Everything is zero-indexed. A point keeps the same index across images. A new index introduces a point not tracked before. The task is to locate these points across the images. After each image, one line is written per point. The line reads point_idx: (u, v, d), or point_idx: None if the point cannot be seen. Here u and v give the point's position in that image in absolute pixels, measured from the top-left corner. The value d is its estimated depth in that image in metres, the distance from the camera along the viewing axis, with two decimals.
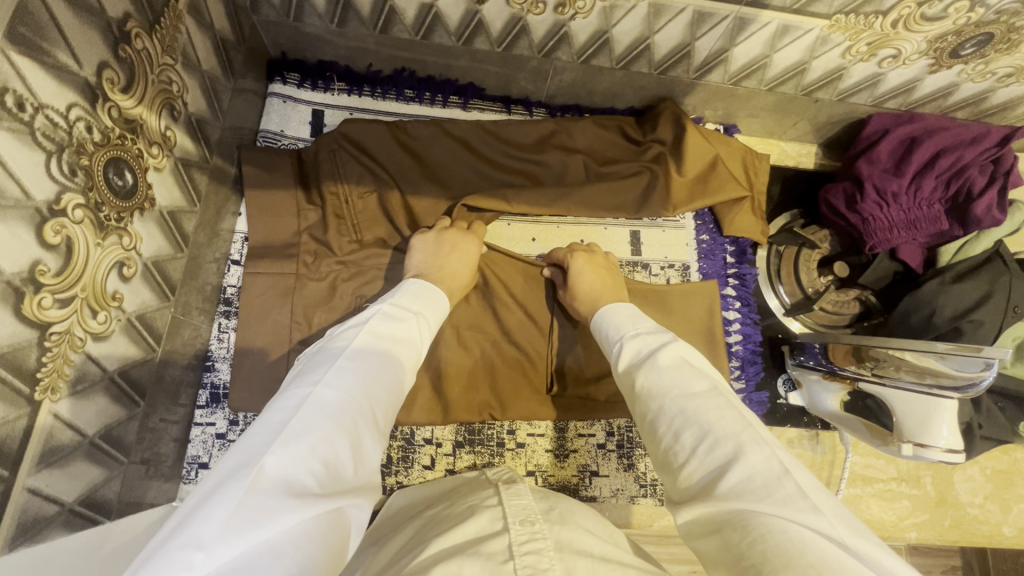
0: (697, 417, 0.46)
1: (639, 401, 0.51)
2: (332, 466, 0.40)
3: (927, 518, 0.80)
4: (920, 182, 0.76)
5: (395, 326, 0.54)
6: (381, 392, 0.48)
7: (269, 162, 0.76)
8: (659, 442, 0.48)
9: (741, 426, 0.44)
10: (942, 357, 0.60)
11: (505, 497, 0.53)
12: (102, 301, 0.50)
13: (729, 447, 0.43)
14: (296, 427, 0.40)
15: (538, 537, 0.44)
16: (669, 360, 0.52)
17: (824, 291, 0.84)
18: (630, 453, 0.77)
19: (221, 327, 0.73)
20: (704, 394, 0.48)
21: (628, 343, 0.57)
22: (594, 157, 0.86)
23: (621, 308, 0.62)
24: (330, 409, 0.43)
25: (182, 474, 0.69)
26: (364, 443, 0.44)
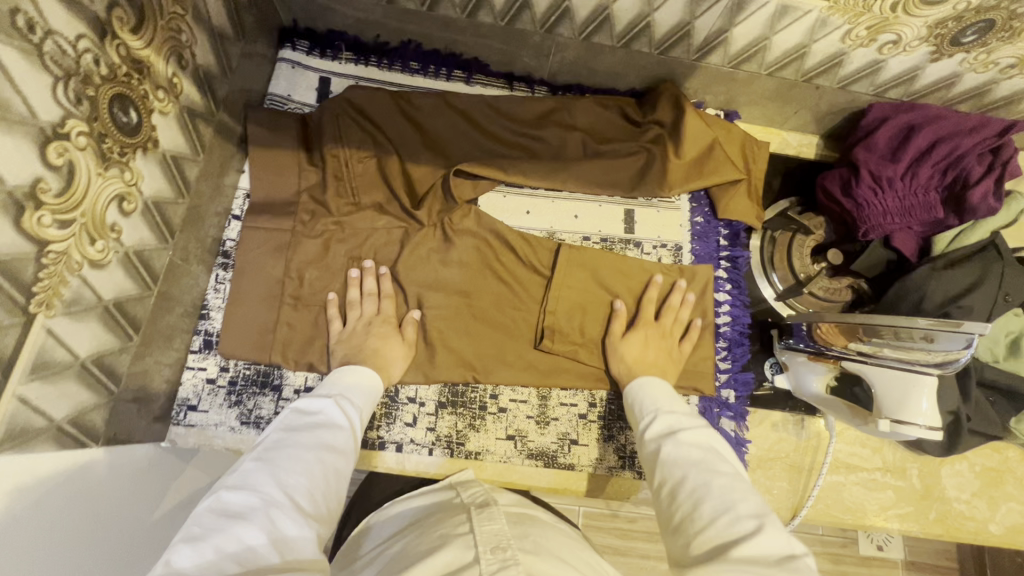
0: (720, 492, 0.49)
1: (662, 469, 0.55)
2: (249, 559, 0.41)
3: (912, 510, 0.79)
4: (916, 169, 0.75)
5: (312, 419, 0.57)
6: (302, 478, 0.49)
7: (275, 122, 0.78)
8: (673, 512, 0.51)
9: (764, 510, 0.48)
10: (926, 337, 0.59)
11: (476, 521, 0.55)
12: (101, 230, 0.52)
13: (751, 524, 0.46)
14: (198, 531, 0.42)
15: (510, 565, 0.48)
16: (702, 440, 0.56)
17: (816, 276, 0.83)
18: (611, 425, 0.77)
19: (218, 278, 0.75)
20: (734, 476, 0.52)
21: (663, 417, 0.61)
22: (592, 135, 0.88)
23: (657, 386, 0.68)
24: (240, 506, 0.45)
25: (172, 415, 0.70)
26: (283, 521, 0.45)
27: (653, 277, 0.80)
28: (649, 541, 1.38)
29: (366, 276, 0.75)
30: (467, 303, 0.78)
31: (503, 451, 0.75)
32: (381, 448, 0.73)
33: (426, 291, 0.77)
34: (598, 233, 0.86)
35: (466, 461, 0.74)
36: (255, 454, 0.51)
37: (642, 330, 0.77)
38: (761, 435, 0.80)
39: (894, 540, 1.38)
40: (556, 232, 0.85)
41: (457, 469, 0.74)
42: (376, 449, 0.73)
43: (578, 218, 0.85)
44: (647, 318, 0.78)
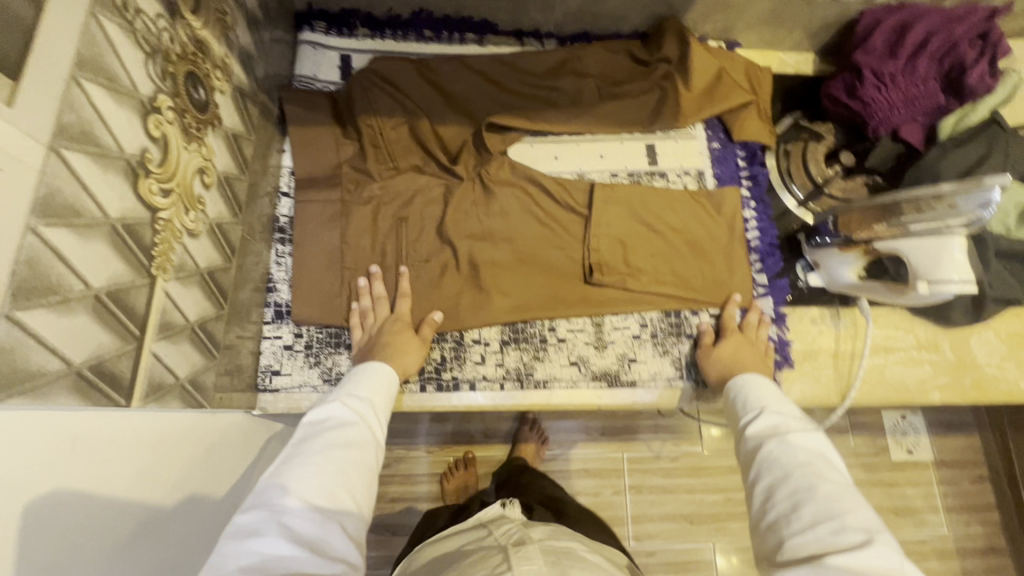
0: (827, 502, 0.51)
1: (759, 470, 0.57)
2: (278, 564, 0.44)
3: (948, 380, 0.85)
4: (915, 63, 0.81)
5: (320, 422, 0.58)
6: (315, 481, 0.51)
7: (308, 101, 0.82)
8: (767, 512, 0.54)
9: (873, 525, 0.49)
10: (947, 203, 0.63)
11: (515, 562, 0.64)
12: (191, 200, 0.56)
13: (859, 538, 0.48)
14: (223, 553, 0.45)
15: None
16: (806, 444, 0.57)
17: (832, 178, 0.89)
18: (664, 340, 0.81)
19: (278, 252, 0.78)
20: (841, 483, 0.54)
21: (770, 418, 0.62)
22: (605, 79, 0.92)
23: (762, 384, 0.68)
24: (259, 519, 0.47)
25: (258, 381, 0.74)
26: (300, 528, 0.47)
27: (735, 296, 0.81)
28: (693, 475, 1.44)
29: (374, 281, 0.76)
30: (500, 278, 0.80)
31: (568, 377, 0.79)
32: (457, 388, 0.77)
33: (474, 241, 0.81)
34: (624, 169, 0.89)
35: (537, 390, 0.78)
36: (272, 472, 0.53)
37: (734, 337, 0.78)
38: (802, 332, 0.85)
39: (922, 443, 1.45)
40: (585, 172, 0.89)
41: (529, 399, 0.78)
42: (451, 390, 0.77)
43: (604, 156, 0.89)
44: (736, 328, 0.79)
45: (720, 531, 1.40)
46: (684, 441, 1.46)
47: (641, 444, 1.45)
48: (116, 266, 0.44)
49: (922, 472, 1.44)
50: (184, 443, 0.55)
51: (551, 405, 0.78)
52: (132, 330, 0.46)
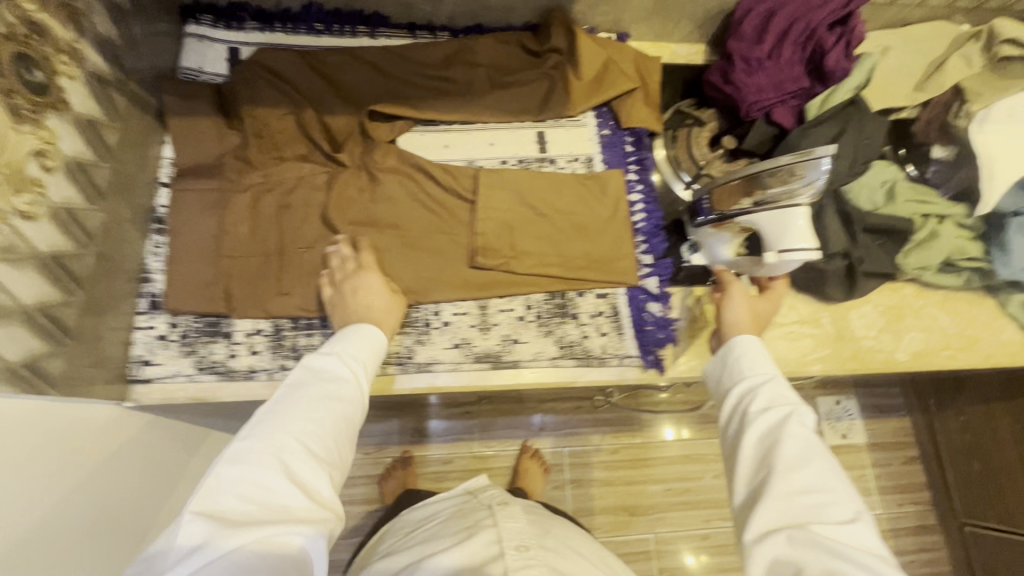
0: (819, 480, 0.55)
1: (756, 439, 0.58)
2: (272, 500, 0.48)
3: (829, 352, 0.88)
4: (779, 49, 0.85)
5: (310, 368, 0.60)
6: (310, 427, 0.54)
7: (188, 92, 0.82)
8: (754, 474, 0.57)
9: (852, 501, 0.54)
10: (794, 172, 0.68)
11: (503, 518, 0.74)
12: (23, 182, 0.55)
13: (846, 515, 0.53)
14: (217, 482, 0.48)
15: (532, 563, 0.65)
16: (801, 416, 0.59)
17: (713, 161, 0.92)
18: (548, 321, 0.82)
19: (155, 243, 0.78)
20: (828, 458, 0.57)
21: (769, 385, 0.62)
22: (496, 69, 0.94)
23: (751, 344, 0.67)
24: (252, 457, 0.50)
25: (129, 372, 0.73)
26: (298, 472, 0.50)
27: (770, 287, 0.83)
28: (633, 466, 1.46)
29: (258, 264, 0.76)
30: (387, 262, 0.81)
31: (451, 358, 0.79)
32: None
33: (358, 227, 0.82)
34: (514, 156, 0.91)
35: (418, 373, 0.78)
36: (263, 409, 0.55)
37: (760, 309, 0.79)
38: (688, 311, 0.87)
39: (855, 426, 1.49)
40: (475, 160, 0.90)
41: (411, 381, 0.78)
42: None
43: (495, 144, 0.91)
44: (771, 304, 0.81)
45: (660, 521, 1.42)
46: (623, 433, 1.47)
47: (582, 438, 1.46)
48: None
49: (854, 455, 1.47)
50: (22, 426, 0.55)
51: (433, 388, 0.78)
52: None
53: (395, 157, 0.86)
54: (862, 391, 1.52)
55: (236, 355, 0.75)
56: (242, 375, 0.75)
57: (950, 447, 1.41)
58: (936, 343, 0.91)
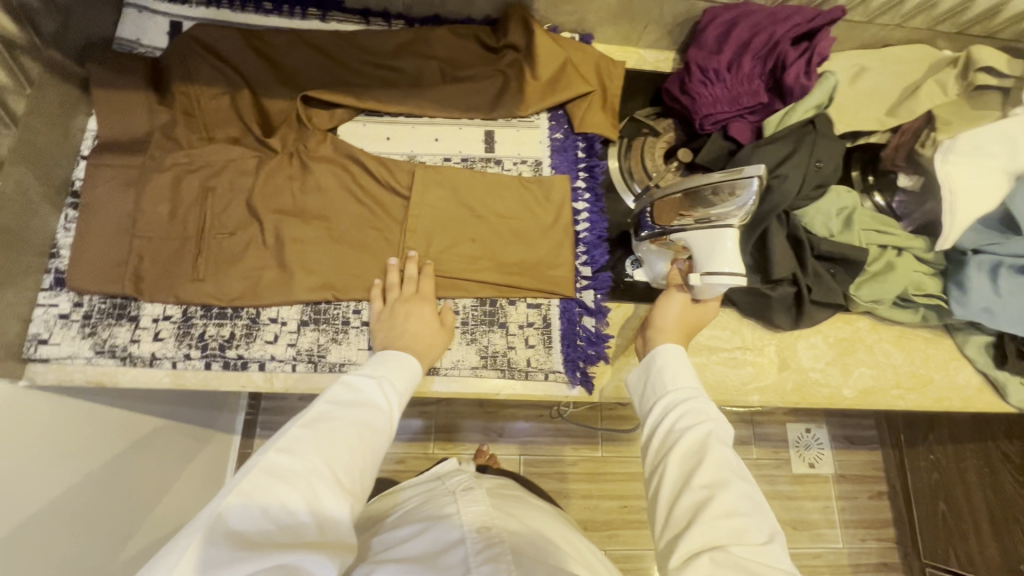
0: (737, 501, 0.53)
1: (677, 458, 0.58)
2: (292, 523, 0.48)
3: (771, 382, 0.84)
4: (739, 61, 0.81)
5: (345, 391, 0.60)
6: (343, 450, 0.53)
7: (118, 63, 0.79)
8: (677, 502, 0.55)
9: (766, 522, 0.53)
10: (723, 191, 0.65)
11: (463, 505, 0.70)
12: None
13: (762, 537, 0.52)
14: (246, 491, 0.48)
15: (495, 541, 0.61)
16: (719, 432, 0.59)
17: (666, 173, 0.88)
18: (474, 329, 0.79)
19: (68, 218, 0.75)
20: (745, 479, 0.56)
21: (691, 400, 0.62)
22: (449, 63, 0.91)
23: (679, 355, 0.67)
24: (293, 471, 0.50)
25: (24, 350, 0.70)
26: (322, 497, 0.50)
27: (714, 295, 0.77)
28: (589, 479, 1.42)
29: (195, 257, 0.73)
30: (311, 255, 0.78)
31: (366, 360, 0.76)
32: (245, 367, 0.73)
33: (283, 216, 0.79)
34: (458, 154, 0.87)
35: (330, 373, 0.74)
36: (300, 421, 0.55)
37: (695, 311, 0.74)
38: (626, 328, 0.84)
39: (824, 456, 1.42)
40: (417, 155, 0.87)
41: (322, 380, 0.74)
42: (238, 369, 0.73)
43: (439, 140, 0.87)
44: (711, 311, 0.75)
45: (611, 538, 1.38)
46: (582, 445, 1.44)
47: (539, 447, 1.42)
48: None
49: (821, 486, 1.40)
50: None
51: None
52: None
53: (333, 146, 0.82)
54: (835, 420, 1.44)
55: (139, 340, 0.72)
56: (143, 362, 0.72)
57: (918, 486, 1.35)
58: (886, 381, 0.86)
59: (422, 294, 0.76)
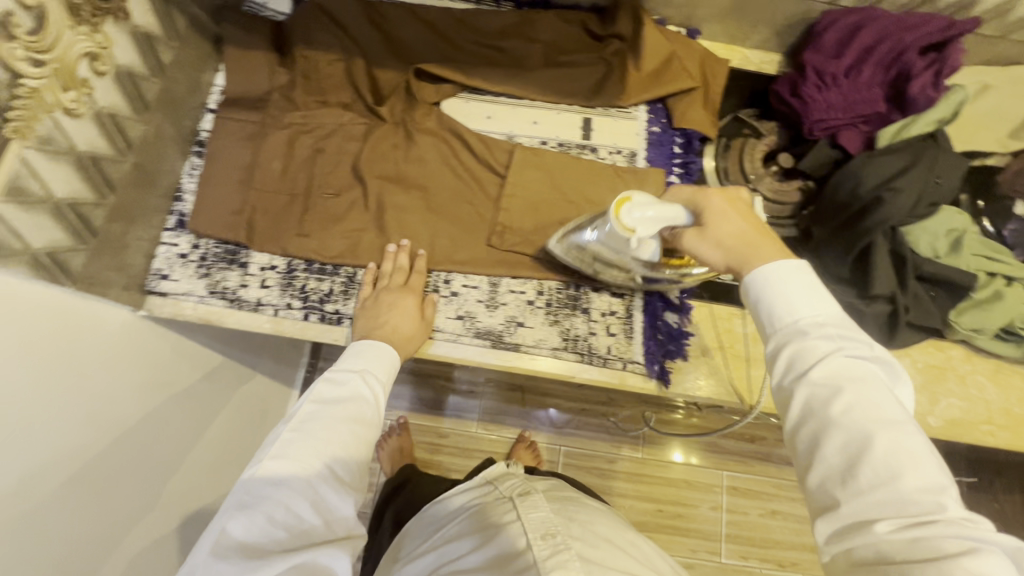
0: (897, 459, 0.42)
1: (794, 411, 0.47)
2: (297, 524, 0.53)
3: None
4: (859, 67, 0.78)
5: (332, 387, 0.63)
6: (336, 449, 0.57)
7: (249, 24, 0.83)
8: (816, 464, 0.44)
9: (943, 480, 0.41)
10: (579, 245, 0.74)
11: (524, 509, 0.72)
12: (73, 81, 0.58)
13: (935, 503, 0.40)
14: (246, 502, 0.52)
15: (560, 549, 0.63)
16: (848, 371, 0.45)
17: (763, 177, 0.87)
18: (557, 311, 0.80)
19: (193, 165, 0.80)
20: (895, 424, 0.43)
21: (802, 337, 0.48)
22: (553, 47, 0.91)
23: (791, 275, 0.50)
24: (285, 479, 0.54)
25: (146, 283, 0.75)
26: (324, 496, 0.55)
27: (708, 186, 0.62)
28: (627, 479, 1.42)
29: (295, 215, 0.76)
30: (408, 222, 0.81)
31: (452, 329, 0.78)
32: (339, 322, 0.77)
33: (385, 183, 0.82)
34: (555, 139, 0.88)
35: None
36: (288, 426, 0.58)
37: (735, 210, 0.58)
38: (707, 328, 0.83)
39: None
40: (515, 135, 0.88)
41: None
42: (333, 323, 0.77)
43: (537, 123, 0.88)
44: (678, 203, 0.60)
45: None
46: (623, 444, 1.43)
47: (580, 440, 1.43)
48: None
49: None
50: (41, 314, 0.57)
51: (429, 355, 0.77)
52: None
53: (438, 120, 0.85)
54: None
55: (247, 285, 0.77)
56: (250, 306, 0.76)
57: None
58: (977, 415, 0.82)
59: (412, 286, 0.76)
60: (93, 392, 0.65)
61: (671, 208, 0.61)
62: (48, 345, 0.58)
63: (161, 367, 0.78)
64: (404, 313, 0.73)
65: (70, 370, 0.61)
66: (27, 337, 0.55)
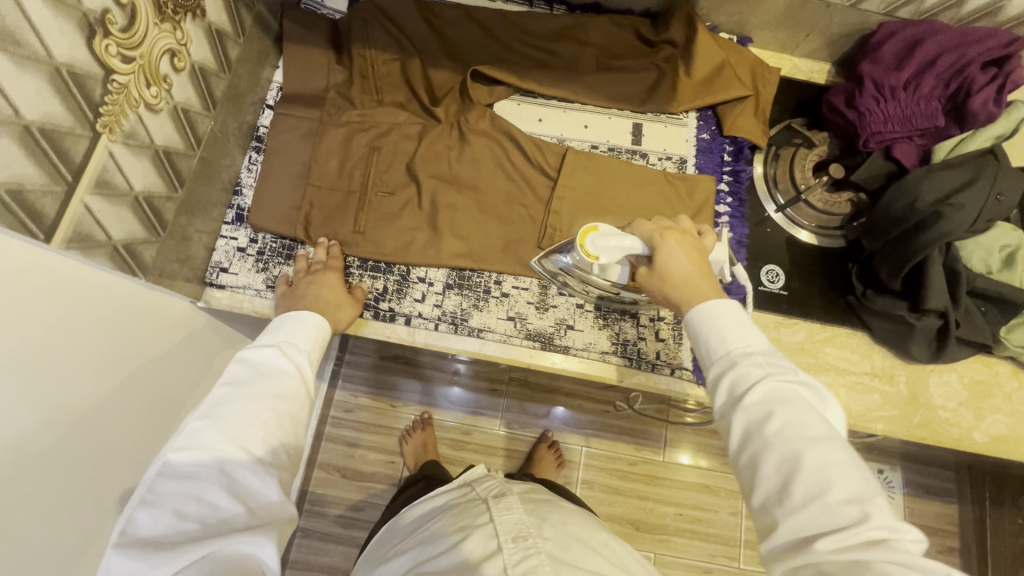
0: (819, 474, 0.47)
1: (734, 434, 0.53)
2: (211, 512, 0.51)
3: (896, 414, 0.82)
4: (920, 79, 0.78)
5: (241, 367, 0.61)
6: (252, 430, 0.56)
7: (308, 22, 0.85)
8: (756, 486, 0.50)
9: (867, 490, 0.46)
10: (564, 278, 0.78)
11: (498, 511, 0.71)
12: (155, 77, 0.59)
13: (854, 510, 0.45)
14: (152, 498, 0.50)
15: (531, 553, 0.62)
16: (777, 394, 0.52)
17: (814, 186, 0.86)
18: (606, 315, 0.80)
19: (251, 160, 0.82)
20: (821, 441, 0.49)
21: (736, 364, 0.55)
22: (605, 51, 0.91)
23: (724, 311, 0.59)
24: (193, 467, 0.52)
25: (206, 276, 0.77)
26: (240, 478, 0.53)
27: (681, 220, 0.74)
28: (648, 482, 1.42)
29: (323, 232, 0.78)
30: (461, 223, 0.81)
31: (503, 330, 0.79)
32: (393, 320, 0.78)
33: (440, 183, 0.83)
34: (606, 143, 0.89)
35: (469, 337, 0.78)
36: (198, 413, 0.56)
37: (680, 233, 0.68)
38: None
39: (896, 501, 1.42)
40: (566, 139, 0.88)
41: (461, 342, 0.78)
42: (387, 320, 0.78)
43: (588, 127, 0.89)
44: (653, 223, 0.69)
45: (663, 543, 1.38)
46: (645, 447, 1.44)
47: (602, 442, 1.44)
48: (56, 108, 0.47)
49: None
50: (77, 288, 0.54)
51: (479, 354, 0.78)
52: (63, 174, 0.49)
53: (492, 122, 0.85)
54: (912, 466, 1.44)
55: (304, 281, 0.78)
56: None
57: (998, 549, 1.30)
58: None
59: (334, 265, 0.76)
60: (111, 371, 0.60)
61: (631, 240, 0.68)
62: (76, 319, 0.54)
63: (179, 355, 0.73)
64: (330, 300, 0.73)
65: (96, 368, 0.58)
66: (61, 321, 0.52)
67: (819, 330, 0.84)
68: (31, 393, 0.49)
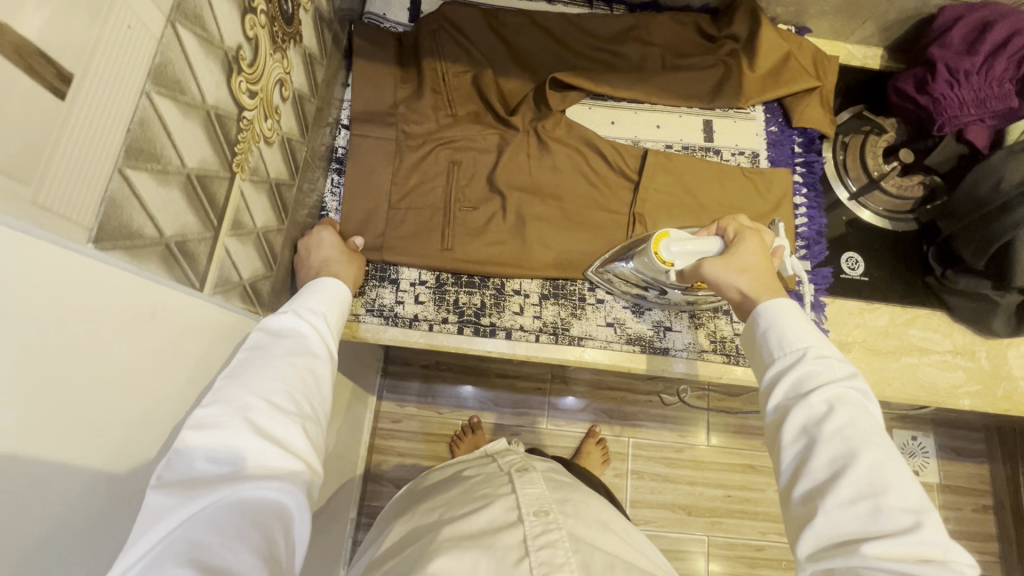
0: (872, 476, 0.45)
1: (788, 427, 0.50)
2: (243, 461, 0.45)
3: (980, 388, 0.83)
4: (992, 61, 0.78)
5: (267, 325, 0.55)
6: (278, 383, 0.49)
7: (375, 38, 0.84)
8: (802, 478, 0.48)
9: (922, 502, 0.44)
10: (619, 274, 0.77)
11: (519, 484, 0.61)
12: (270, 109, 0.57)
13: (907, 519, 0.43)
14: (179, 449, 0.43)
15: (553, 527, 0.52)
16: (844, 399, 0.49)
17: (890, 173, 0.90)
18: (701, 314, 0.81)
19: (333, 182, 0.81)
20: (881, 447, 0.47)
21: (807, 362, 0.52)
22: (669, 50, 0.91)
23: (794, 311, 0.57)
24: (217, 415, 0.46)
25: None
26: (275, 429, 0.47)
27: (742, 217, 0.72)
28: (694, 467, 1.35)
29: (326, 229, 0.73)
30: (549, 232, 0.81)
31: (604, 336, 0.79)
32: (494, 334, 0.78)
33: (524, 193, 0.82)
34: (680, 142, 0.89)
35: (570, 346, 0.79)
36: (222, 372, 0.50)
37: (751, 232, 0.67)
38: (839, 323, 0.86)
39: (929, 465, 1.34)
40: (639, 140, 0.89)
41: (564, 352, 0.79)
42: (487, 335, 0.78)
43: (661, 127, 0.89)
44: (736, 221, 0.69)
45: (714, 526, 1.31)
46: (689, 433, 1.36)
47: (645, 432, 1.36)
48: (207, 153, 0.46)
49: (925, 495, 1.32)
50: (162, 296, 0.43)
51: (583, 363, 0.79)
52: (211, 219, 0.48)
53: (570, 128, 0.85)
54: (942, 430, 1.36)
55: (403, 302, 0.78)
56: (406, 322, 0.78)
57: None
58: None
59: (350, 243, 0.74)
60: (162, 408, 0.45)
61: (704, 241, 0.67)
62: (151, 333, 0.42)
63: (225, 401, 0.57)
64: (334, 262, 0.69)
65: (157, 401, 0.44)
66: (139, 328, 0.40)
67: (900, 313, 0.87)
68: (86, 404, 0.36)
